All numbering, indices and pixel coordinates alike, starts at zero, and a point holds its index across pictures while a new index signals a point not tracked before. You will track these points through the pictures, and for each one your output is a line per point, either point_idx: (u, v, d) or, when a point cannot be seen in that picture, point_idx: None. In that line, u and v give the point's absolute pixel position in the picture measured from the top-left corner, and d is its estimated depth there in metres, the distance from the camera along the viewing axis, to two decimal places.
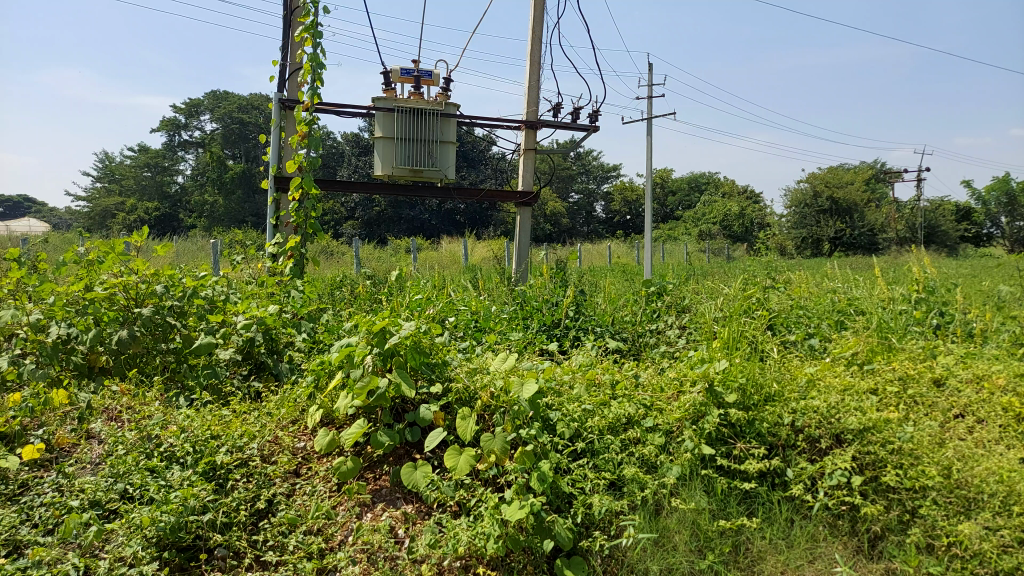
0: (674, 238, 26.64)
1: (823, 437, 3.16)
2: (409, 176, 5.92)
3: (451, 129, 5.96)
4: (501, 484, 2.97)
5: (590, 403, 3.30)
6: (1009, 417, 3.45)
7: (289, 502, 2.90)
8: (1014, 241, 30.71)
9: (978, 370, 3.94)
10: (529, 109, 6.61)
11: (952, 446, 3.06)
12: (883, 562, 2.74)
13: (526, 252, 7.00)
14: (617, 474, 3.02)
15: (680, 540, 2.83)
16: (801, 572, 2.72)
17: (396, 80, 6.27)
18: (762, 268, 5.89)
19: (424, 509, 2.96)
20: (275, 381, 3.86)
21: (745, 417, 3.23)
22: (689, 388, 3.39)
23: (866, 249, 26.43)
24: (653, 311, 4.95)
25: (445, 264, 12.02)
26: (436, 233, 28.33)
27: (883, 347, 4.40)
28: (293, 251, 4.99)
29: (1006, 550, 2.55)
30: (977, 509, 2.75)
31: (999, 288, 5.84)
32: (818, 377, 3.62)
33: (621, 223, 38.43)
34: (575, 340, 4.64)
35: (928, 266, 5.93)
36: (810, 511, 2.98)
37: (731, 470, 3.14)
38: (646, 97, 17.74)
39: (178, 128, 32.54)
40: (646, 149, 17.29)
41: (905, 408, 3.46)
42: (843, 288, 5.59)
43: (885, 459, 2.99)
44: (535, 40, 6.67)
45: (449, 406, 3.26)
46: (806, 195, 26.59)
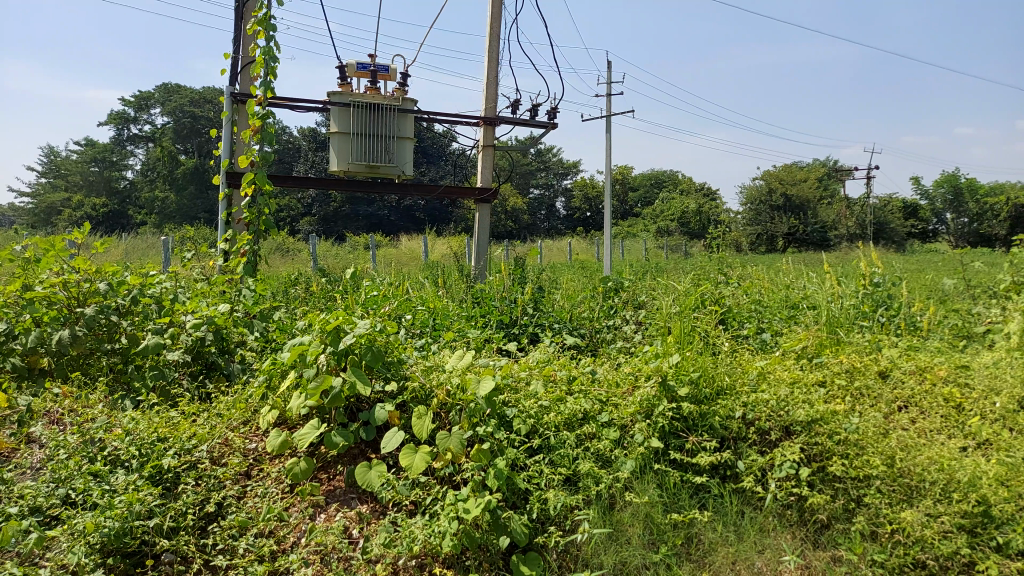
0: (633, 235, 26.92)
1: (772, 429, 3.24)
2: (366, 172, 5.85)
3: (408, 124, 5.90)
4: (457, 482, 2.96)
5: (546, 399, 3.31)
6: (950, 407, 3.57)
7: (240, 505, 2.84)
8: (958, 237, 31.84)
9: (921, 362, 4.08)
10: (487, 104, 6.59)
11: (895, 436, 3.15)
12: (830, 550, 2.82)
13: (485, 249, 6.97)
14: (573, 469, 3.03)
15: (635, 533, 2.86)
16: (751, 562, 2.78)
17: (352, 74, 6.19)
18: (716, 264, 5.99)
19: (379, 509, 2.94)
20: (226, 382, 3.79)
21: (698, 410, 3.28)
22: (643, 383, 3.43)
23: (818, 245, 27.11)
24: (610, 307, 4.99)
25: (404, 262, 11.94)
26: (395, 230, 28.11)
27: (831, 340, 4.52)
28: (246, 249, 4.89)
29: (946, 536, 2.64)
30: (919, 497, 2.83)
31: (941, 282, 6.05)
32: (769, 370, 3.70)
33: (582, 219, 38.66)
34: (533, 337, 4.64)
35: (875, 262, 6.11)
36: (760, 502, 3.04)
37: (684, 463, 3.19)
38: (605, 94, 17.81)
39: (126, 121, 31.52)
40: (605, 146, 17.38)
41: (851, 401, 3.56)
42: (795, 283, 5.71)
43: (832, 449, 3.08)
44: (492, 35, 6.66)
45: (405, 405, 3.22)
46: (760, 193, 27.17)
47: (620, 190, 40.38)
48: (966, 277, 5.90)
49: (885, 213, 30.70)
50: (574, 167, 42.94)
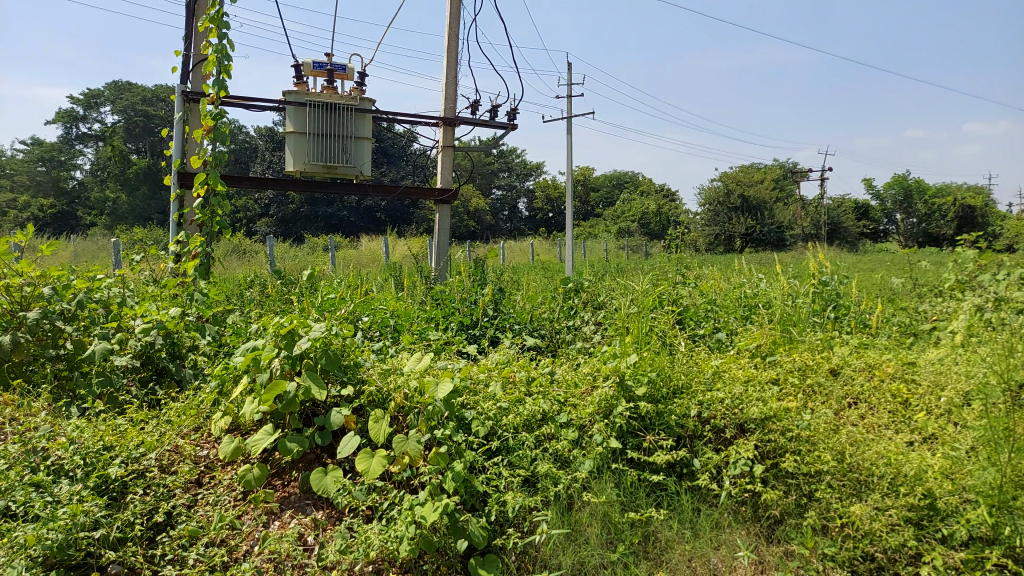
0: (594, 236, 27.13)
1: (727, 427, 3.29)
2: (323, 173, 5.77)
3: (366, 124, 5.84)
4: (414, 486, 2.93)
5: (505, 400, 3.30)
6: (897, 403, 3.68)
7: (190, 514, 2.77)
8: (907, 237, 32.81)
9: (870, 359, 4.20)
10: (447, 105, 6.55)
11: (845, 432, 3.23)
12: (783, 545, 2.88)
13: (445, 250, 6.93)
14: (531, 470, 3.03)
15: (592, 533, 2.87)
16: (707, 558, 2.82)
17: (308, 73, 6.09)
18: (674, 264, 6.07)
19: (335, 515, 2.90)
20: (178, 388, 3.71)
21: (655, 410, 3.31)
22: (601, 383, 3.45)
23: (774, 245, 27.67)
24: (570, 307, 5.02)
25: (364, 263, 11.83)
26: (356, 231, 27.83)
27: (785, 339, 4.61)
28: (198, 251, 4.77)
29: (894, 529, 2.71)
30: (868, 491, 2.90)
31: (889, 281, 6.23)
32: (723, 369, 3.76)
33: (544, 220, 38.80)
34: (493, 339, 4.63)
35: (826, 261, 6.25)
36: (715, 500, 3.09)
37: (641, 462, 3.22)
38: (566, 95, 17.89)
39: (75, 120, 30.57)
40: (566, 147, 17.45)
41: (803, 398, 3.64)
42: (750, 283, 5.82)
43: (784, 446, 3.14)
44: (451, 35, 6.62)
45: (362, 409, 3.18)
46: (718, 194, 27.61)
47: (582, 190, 40.63)
48: (913, 276, 6.08)
49: (838, 214, 31.49)
50: (536, 168, 43.07)
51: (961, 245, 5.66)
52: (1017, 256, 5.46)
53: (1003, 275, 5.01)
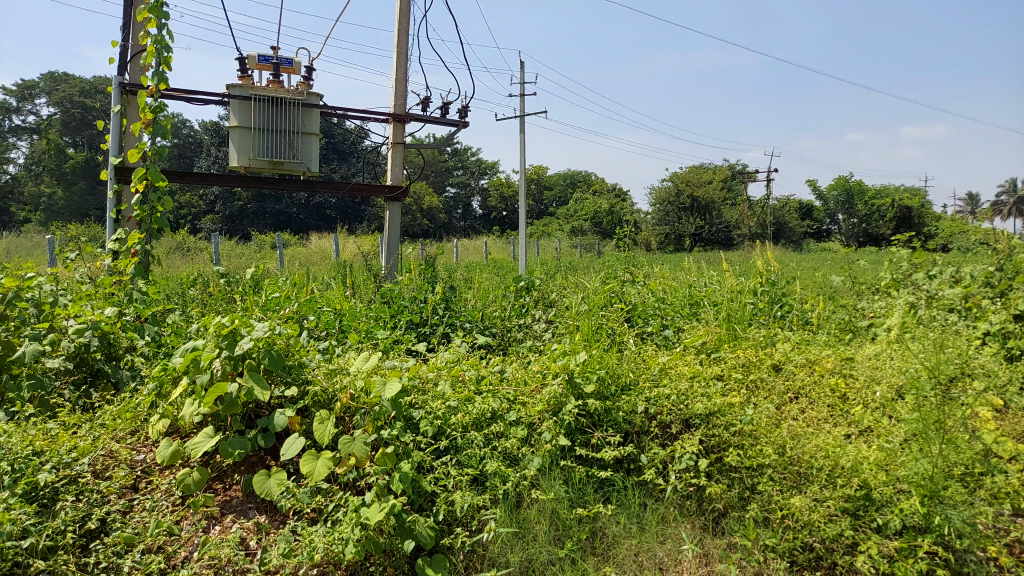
0: (548, 235, 27.26)
1: (673, 423, 3.34)
2: (268, 169, 5.64)
3: (313, 120, 5.74)
4: (361, 487, 2.89)
5: (454, 399, 3.28)
6: (836, 398, 3.80)
7: (125, 520, 2.68)
8: (848, 236, 33.91)
9: (811, 356, 4.32)
10: (397, 101, 6.48)
11: (786, 426, 3.31)
12: (726, 538, 2.94)
13: (395, 248, 6.86)
14: (480, 469, 3.01)
15: (541, 530, 2.87)
16: (653, 552, 2.85)
17: (253, 67, 5.95)
18: (623, 263, 6.14)
19: (278, 518, 2.84)
20: (114, 390, 3.59)
21: (603, 406, 3.33)
22: (550, 381, 3.46)
23: (723, 244, 28.25)
24: (521, 306, 5.02)
25: (313, 261, 11.63)
26: (306, 228, 27.35)
27: (729, 336, 4.71)
28: (137, 248, 4.60)
29: (832, 519, 2.79)
30: (807, 483, 2.98)
31: (830, 279, 6.42)
32: (670, 366, 3.81)
33: (497, 218, 38.79)
34: (444, 337, 4.59)
35: (771, 260, 6.40)
36: (661, 494, 3.13)
37: (589, 458, 3.24)
38: (519, 94, 17.87)
39: (7, 111, 29.25)
40: (519, 146, 17.46)
41: (746, 393, 3.71)
42: (698, 281, 5.92)
43: (728, 441, 3.20)
44: (402, 31, 6.56)
45: (306, 410, 3.13)
46: (669, 194, 28.06)
47: (535, 189, 40.75)
48: (853, 275, 6.27)
49: (783, 214, 32.35)
50: (489, 166, 43.02)
51: (897, 244, 5.87)
52: (948, 254, 5.69)
53: (936, 272, 5.21)
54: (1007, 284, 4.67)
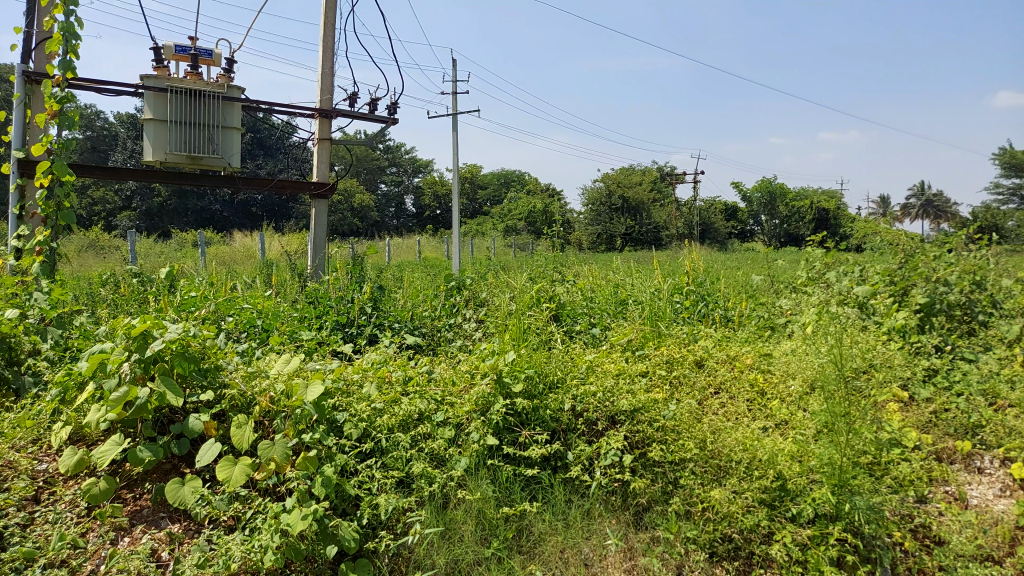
0: (482, 234, 27.25)
1: (599, 420, 3.38)
2: (186, 164, 5.41)
3: (235, 113, 5.54)
4: (281, 493, 2.81)
5: (379, 401, 3.21)
6: (754, 392, 3.94)
7: (25, 534, 2.53)
8: (770, 237, 35.24)
9: (731, 352, 4.47)
10: (323, 96, 6.34)
11: (707, 421, 3.39)
12: (649, 532, 2.99)
13: (322, 246, 6.69)
14: (406, 471, 2.96)
15: (467, 530, 2.85)
16: (579, 549, 2.88)
17: (169, 57, 5.70)
18: (553, 262, 6.18)
19: (193, 527, 2.73)
20: (15, 397, 3.37)
21: (531, 405, 3.34)
22: (478, 380, 3.42)
23: (652, 245, 28.84)
24: (451, 305, 4.98)
25: (238, 260, 11.27)
26: (231, 226, 26.47)
27: (654, 333, 4.82)
28: (42, 246, 4.32)
29: (748, 510, 2.89)
30: (727, 476, 3.07)
31: (750, 278, 6.65)
32: (597, 364, 3.85)
33: (431, 217, 38.52)
34: (372, 338, 4.49)
35: (696, 260, 6.56)
36: (587, 490, 3.15)
37: (517, 457, 3.22)
38: (452, 92, 17.71)
39: None
40: (452, 145, 17.37)
41: (670, 390, 3.80)
42: (625, 279, 6.02)
43: (652, 436, 3.26)
44: (327, 25, 6.41)
45: (224, 414, 3.02)
46: (600, 194, 28.52)
47: (469, 188, 40.66)
48: (772, 274, 6.51)
49: (709, 215, 33.36)
50: (422, 164, 42.58)
51: (811, 244, 6.13)
52: (857, 254, 5.99)
53: (846, 270, 5.47)
54: (908, 282, 4.95)
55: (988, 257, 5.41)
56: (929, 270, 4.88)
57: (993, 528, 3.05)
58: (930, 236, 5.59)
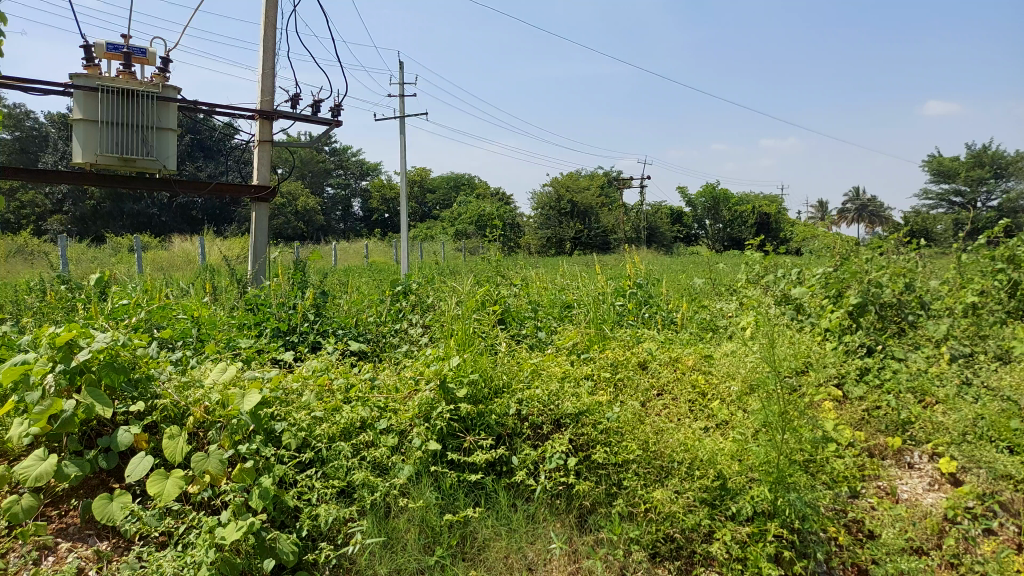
0: (430, 238, 27.07)
1: (544, 424, 3.37)
2: (118, 166, 5.21)
3: (171, 115, 5.38)
4: (217, 506, 2.72)
5: (319, 409, 3.14)
6: (695, 393, 4.01)
7: None
8: (714, 240, 36.03)
9: (674, 354, 4.55)
10: (263, 98, 6.20)
11: (649, 422, 3.44)
12: (593, 534, 3.01)
13: (263, 251, 6.53)
14: (347, 481, 2.90)
15: (410, 539, 2.81)
16: (523, 553, 2.88)
17: (100, 56, 5.49)
18: (499, 265, 6.17)
19: (122, 544, 2.62)
20: None
21: (475, 410, 3.31)
22: (421, 387, 3.36)
23: (600, 248, 29.17)
24: (397, 310, 4.91)
25: (177, 266, 10.94)
26: (171, 230, 25.66)
27: (599, 336, 4.87)
28: None
29: (690, 509, 2.93)
30: (669, 477, 3.11)
31: (692, 281, 6.78)
32: (542, 367, 3.87)
33: (379, 221, 38.12)
34: (314, 345, 4.40)
35: (641, 264, 6.64)
36: (531, 495, 3.15)
37: (461, 463, 3.20)
38: (398, 94, 17.53)
39: None
40: (399, 148, 17.23)
41: (614, 392, 3.83)
42: (571, 284, 6.06)
43: (596, 438, 3.27)
44: (267, 24, 6.27)
45: (156, 425, 2.91)
46: (549, 199, 28.71)
47: (418, 191, 40.39)
48: (714, 276, 6.65)
49: (655, 219, 33.93)
50: (370, 167, 42.19)
51: (751, 248, 6.28)
52: (795, 257, 6.16)
53: (783, 273, 5.62)
54: (842, 284, 5.12)
55: (916, 259, 5.65)
56: (862, 272, 5.05)
57: (922, 521, 3.18)
58: (863, 240, 5.79)
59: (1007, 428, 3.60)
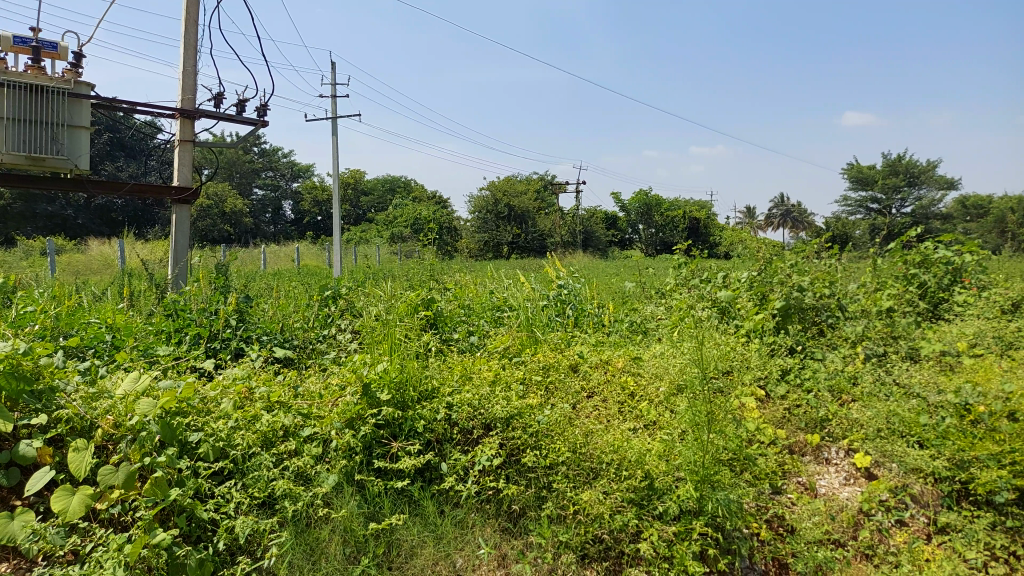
0: (365, 241, 26.65)
1: (474, 428, 3.33)
2: (26, 165, 4.91)
3: (83, 112, 5.12)
4: (127, 522, 2.59)
5: (238, 418, 3.03)
6: (624, 395, 4.06)
7: None
8: (648, 243, 36.76)
9: (604, 356, 4.60)
10: (184, 96, 5.97)
11: (579, 424, 3.45)
12: (522, 538, 3.00)
13: (185, 254, 6.28)
14: (267, 492, 2.81)
15: (333, 549, 2.74)
16: (452, 560, 2.85)
17: (6, 49, 5.17)
18: (430, 268, 6.10)
19: (24, 565, 2.45)
20: None
21: (402, 415, 3.25)
22: (345, 393, 3.29)
23: (537, 252, 29.36)
24: (325, 315, 4.80)
25: (94, 270, 10.44)
26: (88, 233, 24.44)
27: (530, 340, 4.88)
28: None
29: (618, 510, 2.96)
30: (598, 478, 3.13)
31: (624, 285, 6.87)
32: (473, 371, 3.84)
33: (313, 224, 37.36)
34: (238, 352, 4.24)
35: (572, 268, 6.71)
36: (460, 500, 3.12)
37: (388, 471, 3.14)
38: (330, 95, 17.20)
39: None
40: (332, 149, 16.94)
41: (544, 395, 3.84)
42: (504, 287, 6.06)
43: (526, 441, 3.26)
44: (189, 20, 6.05)
45: (61, 439, 2.76)
46: (486, 203, 28.71)
47: (352, 194, 39.77)
48: (644, 280, 6.77)
49: (590, 223, 34.38)
50: (302, 169, 41.32)
51: (680, 252, 6.42)
52: (722, 260, 6.33)
53: (709, 277, 5.76)
54: (765, 286, 5.28)
55: (835, 264, 5.89)
56: (782, 275, 5.24)
57: (839, 514, 3.30)
58: (787, 244, 6.00)
59: (916, 423, 3.72)
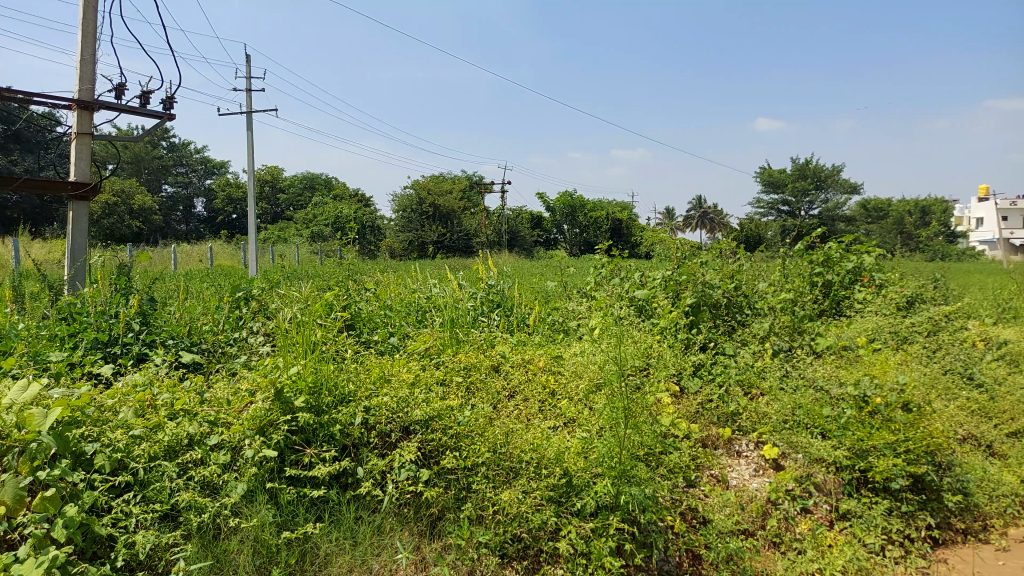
0: (285, 240, 25.88)
1: (392, 431, 3.26)
2: None
3: None
4: (13, 541, 2.41)
5: (138, 427, 2.86)
6: (545, 393, 4.09)
7: None
8: (572, 243, 37.28)
9: (525, 355, 4.62)
10: (82, 86, 5.62)
11: (498, 424, 3.44)
12: (442, 540, 2.96)
13: (83, 253, 5.90)
14: (171, 504, 2.68)
15: (241, 561, 2.63)
16: (368, 565, 2.79)
17: None
18: (350, 267, 5.97)
19: None
20: None
21: (317, 420, 3.15)
22: (256, 398, 3.16)
23: (463, 251, 29.31)
24: (236, 318, 4.62)
25: None
26: None
27: (452, 340, 4.85)
28: None
29: (537, 509, 2.97)
30: (518, 477, 3.13)
31: (546, 284, 6.92)
32: (391, 373, 3.77)
33: (229, 222, 36.01)
34: (140, 358, 4.02)
35: (494, 267, 6.70)
36: (377, 505, 3.04)
37: (302, 478, 3.04)
38: (245, 89, 16.58)
39: None
40: (247, 145, 16.38)
41: (465, 396, 3.81)
42: (426, 287, 6.00)
43: (445, 443, 3.23)
44: (87, 6, 5.70)
45: None
46: (410, 202, 28.41)
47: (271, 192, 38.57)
48: (564, 279, 6.85)
49: (515, 223, 34.57)
50: (216, 165, 39.77)
51: (600, 251, 6.52)
52: (640, 260, 6.47)
53: (628, 277, 5.87)
54: (680, 285, 5.43)
55: (747, 263, 6.12)
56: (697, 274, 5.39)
57: (749, 505, 3.42)
58: (702, 244, 6.18)
59: (820, 415, 3.87)
